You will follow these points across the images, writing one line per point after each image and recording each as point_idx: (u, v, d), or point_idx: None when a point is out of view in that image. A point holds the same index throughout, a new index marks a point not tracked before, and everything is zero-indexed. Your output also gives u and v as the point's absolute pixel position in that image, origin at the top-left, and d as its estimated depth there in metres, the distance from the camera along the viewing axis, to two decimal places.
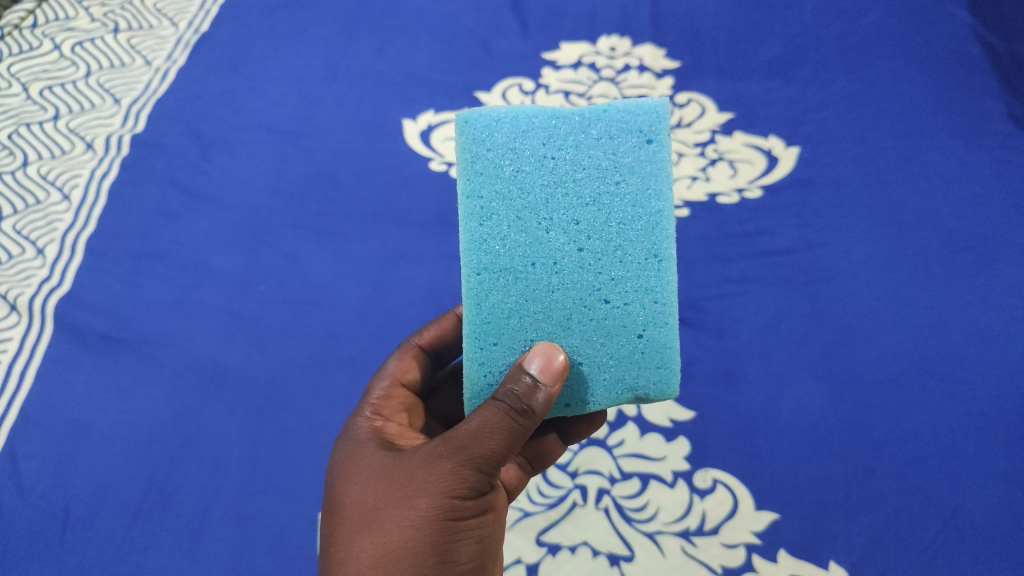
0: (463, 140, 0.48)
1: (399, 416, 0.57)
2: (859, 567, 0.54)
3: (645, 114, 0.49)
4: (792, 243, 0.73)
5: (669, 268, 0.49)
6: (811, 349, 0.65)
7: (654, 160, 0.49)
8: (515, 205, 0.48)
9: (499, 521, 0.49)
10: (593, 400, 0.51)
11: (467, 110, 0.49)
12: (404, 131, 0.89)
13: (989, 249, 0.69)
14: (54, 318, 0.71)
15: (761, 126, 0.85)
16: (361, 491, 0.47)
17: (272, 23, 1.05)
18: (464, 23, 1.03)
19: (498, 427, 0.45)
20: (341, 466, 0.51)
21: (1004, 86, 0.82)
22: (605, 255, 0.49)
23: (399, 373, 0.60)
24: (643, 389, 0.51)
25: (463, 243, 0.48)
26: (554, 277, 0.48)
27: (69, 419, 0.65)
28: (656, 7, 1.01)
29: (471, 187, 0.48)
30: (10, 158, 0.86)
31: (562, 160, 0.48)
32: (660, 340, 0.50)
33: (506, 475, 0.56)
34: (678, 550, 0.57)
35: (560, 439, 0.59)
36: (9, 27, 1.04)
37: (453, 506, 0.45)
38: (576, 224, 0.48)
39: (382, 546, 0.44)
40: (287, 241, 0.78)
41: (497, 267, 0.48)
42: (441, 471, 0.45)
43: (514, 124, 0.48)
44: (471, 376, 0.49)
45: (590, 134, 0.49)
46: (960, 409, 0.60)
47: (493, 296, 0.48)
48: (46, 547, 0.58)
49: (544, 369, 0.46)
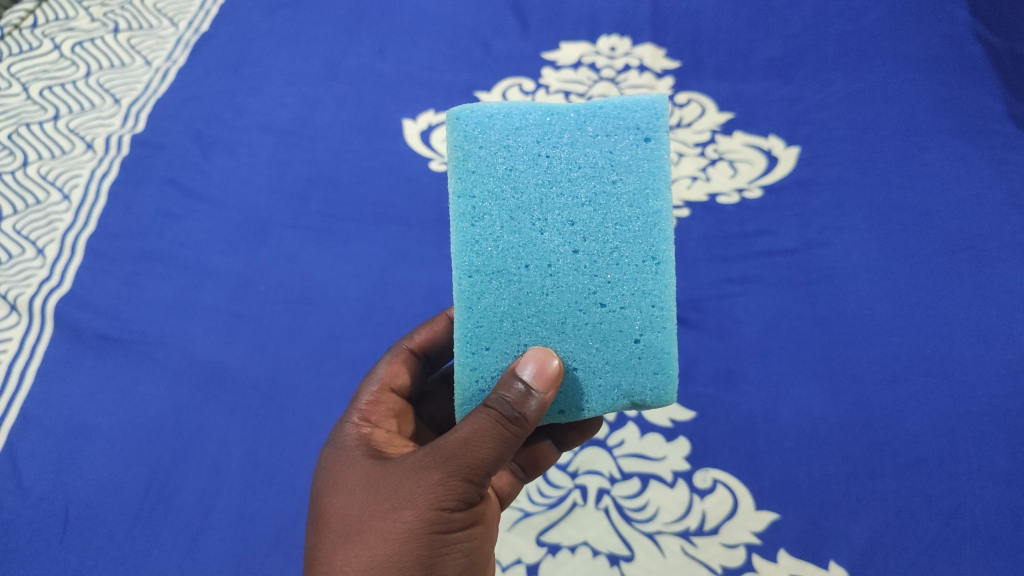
0: (455, 137, 0.48)
1: (388, 422, 0.57)
2: (860, 567, 0.54)
3: (642, 111, 0.49)
4: (792, 243, 0.73)
5: (667, 270, 0.49)
6: (812, 349, 0.66)
7: (651, 158, 0.49)
8: (508, 204, 0.48)
9: (489, 531, 0.49)
10: (588, 406, 0.51)
11: (459, 107, 0.48)
12: (404, 131, 0.89)
13: (989, 249, 0.69)
14: (54, 318, 0.71)
15: (761, 125, 0.85)
16: (347, 503, 0.47)
17: (273, 23, 1.05)
18: (464, 23, 1.03)
19: (488, 435, 0.45)
20: (328, 474, 0.51)
21: (1004, 86, 0.82)
22: (601, 257, 0.48)
23: (389, 377, 0.60)
24: (639, 395, 0.51)
25: (456, 243, 0.48)
26: (548, 278, 0.48)
27: (68, 419, 0.65)
28: (656, 7, 1.01)
29: (462, 186, 0.48)
30: (10, 157, 0.86)
31: (557, 158, 0.48)
32: (657, 345, 0.50)
33: (499, 481, 0.56)
34: (678, 550, 0.57)
35: (555, 446, 0.59)
36: (9, 28, 1.04)
37: (441, 518, 0.45)
38: (571, 225, 0.48)
39: (367, 560, 0.44)
40: (287, 242, 0.78)
41: (489, 269, 0.48)
42: (428, 482, 0.45)
43: (507, 121, 0.49)
44: (463, 381, 0.50)
45: (585, 131, 0.49)
46: (961, 408, 0.60)
47: (485, 298, 0.48)
48: (46, 547, 0.58)
49: (536, 375, 0.46)
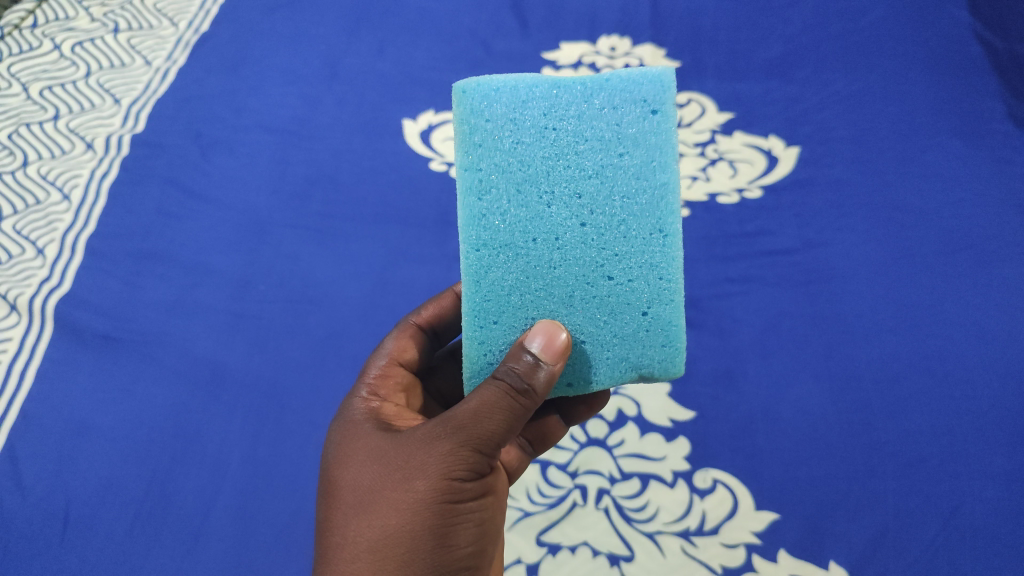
0: (461, 111, 0.48)
1: (396, 396, 0.57)
2: (860, 567, 0.54)
3: (649, 83, 0.49)
4: (792, 243, 0.73)
5: (674, 243, 0.49)
6: (811, 349, 0.65)
7: (658, 131, 0.49)
8: (515, 177, 0.48)
9: (499, 502, 0.49)
10: (596, 379, 0.51)
11: (465, 81, 0.48)
12: (404, 131, 0.89)
13: (989, 249, 0.69)
14: (54, 318, 0.71)
15: (761, 125, 0.85)
16: (358, 474, 0.47)
17: (272, 23, 1.05)
18: (464, 23, 1.03)
19: (498, 407, 0.45)
20: (337, 447, 0.51)
21: (1004, 86, 0.82)
22: (608, 230, 0.49)
23: (397, 353, 0.60)
24: (647, 368, 0.51)
25: (462, 217, 0.48)
26: (556, 252, 0.48)
27: (68, 419, 0.65)
28: (656, 7, 1.01)
29: (469, 159, 0.48)
30: (10, 158, 0.86)
31: (563, 131, 0.48)
32: (664, 317, 0.50)
33: (507, 456, 0.57)
34: (678, 550, 0.57)
35: (562, 421, 0.59)
36: (9, 28, 1.04)
37: (452, 488, 0.45)
38: (578, 198, 0.48)
39: (379, 529, 0.44)
40: (287, 242, 0.78)
41: (497, 243, 0.48)
42: (438, 453, 0.45)
43: (514, 94, 0.48)
44: (471, 355, 0.50)
45: (592, 104, 0.49)
46: (961, 408, 0.60)
47: (492, 272, 0.48)
48: (46, 547, 0.58)
49: (545, 348, 0.46)
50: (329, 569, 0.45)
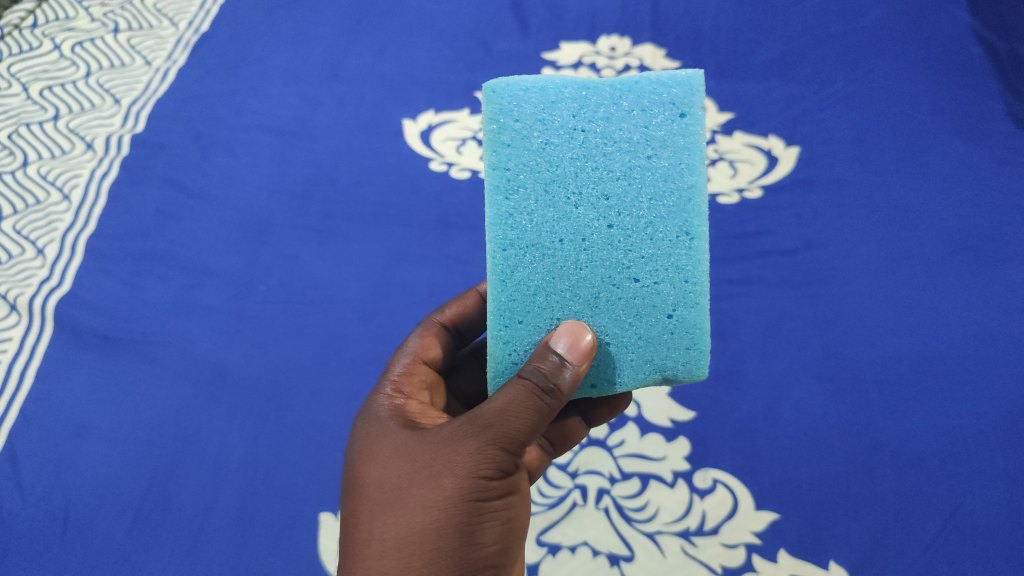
0: (490, 110, 0.48)
1: (420, 394, 0.57)
2: (860, 567, 0.54)
3: (677, 87, 0.49)
4: (792, 243, 0.73)
5: (701, 246, 0.49)
6: (811, 350, 0.65)
7: (687, 133, 0.49)
8: (543, 177, 0.48)
9: (524, 501, 0.49)
10: (620, 381, 0.51)
11: (495, 80, 0.48)
12: (404, 131, 0.89)
13: (990, 250, 0.69)
14: (54, 318, 0.71)
15: (760, 125, 0.85)
16: (384, 471, 0.47)
17: (272, 23, 1.05)
18: (464, 24, 1.03)
19: (525, 406, 0.45)
20: (361, 445, 0.51)
21: (1004, 87, 0.82)
22: (635, 232, 0.49)
23: (421, 350, 0.60)
24: (671, 370, 0.51)
25: (489, 216, 0.48)
26: (583, 253, 0.48)
27: (69, 420, 0.65)
28: (656, 7, 1.01)
29: (496, 158, 0.48)
30: (10, 157, 0.86)
31: (592, 132, 0.48)
32: (689, 320, 0.50)
33: (529, 455, 0.55)
34: (678, 550, 0.57)
35: (583, 422, 0.59)
36: (9, 28, 1.04)
37: (479, 487, 0.45)
38: (606, 198, 0.48)
39: (406, 527, 0.44)
40: (287, 242, 0.78)
41: (524, 242, 0.48)
42: (465, 451, 0.45)
43: (543, 94, 0.48)
44: (496, 355, 0.50)
45: (620, 106, 0.49)
46: (962, 409, 0.60)
47: (519, 272, 0.48)
48: (45, 547, 0.58)
49: (571, 348, 0.46)
50: (354, 566, 0.45)
